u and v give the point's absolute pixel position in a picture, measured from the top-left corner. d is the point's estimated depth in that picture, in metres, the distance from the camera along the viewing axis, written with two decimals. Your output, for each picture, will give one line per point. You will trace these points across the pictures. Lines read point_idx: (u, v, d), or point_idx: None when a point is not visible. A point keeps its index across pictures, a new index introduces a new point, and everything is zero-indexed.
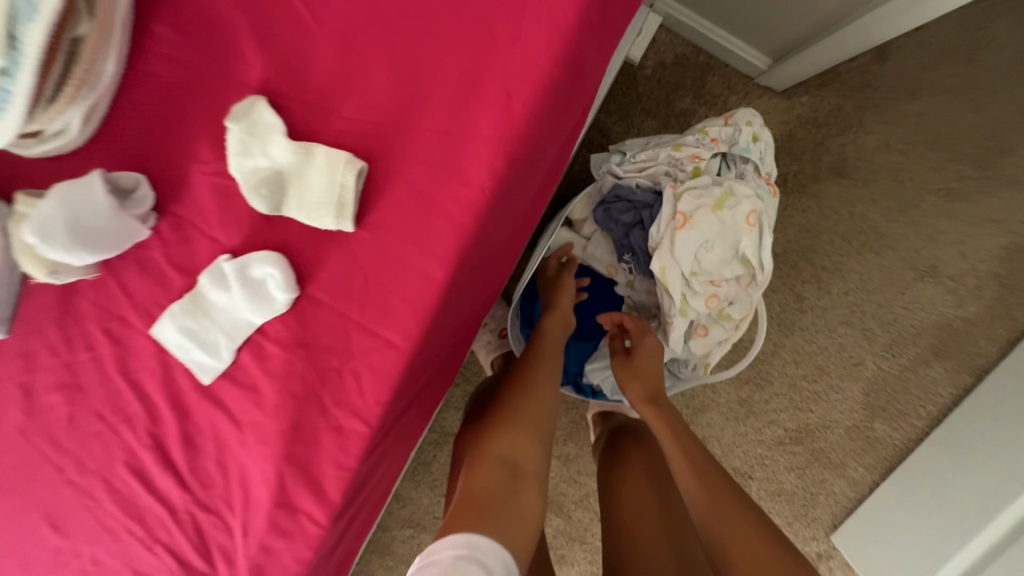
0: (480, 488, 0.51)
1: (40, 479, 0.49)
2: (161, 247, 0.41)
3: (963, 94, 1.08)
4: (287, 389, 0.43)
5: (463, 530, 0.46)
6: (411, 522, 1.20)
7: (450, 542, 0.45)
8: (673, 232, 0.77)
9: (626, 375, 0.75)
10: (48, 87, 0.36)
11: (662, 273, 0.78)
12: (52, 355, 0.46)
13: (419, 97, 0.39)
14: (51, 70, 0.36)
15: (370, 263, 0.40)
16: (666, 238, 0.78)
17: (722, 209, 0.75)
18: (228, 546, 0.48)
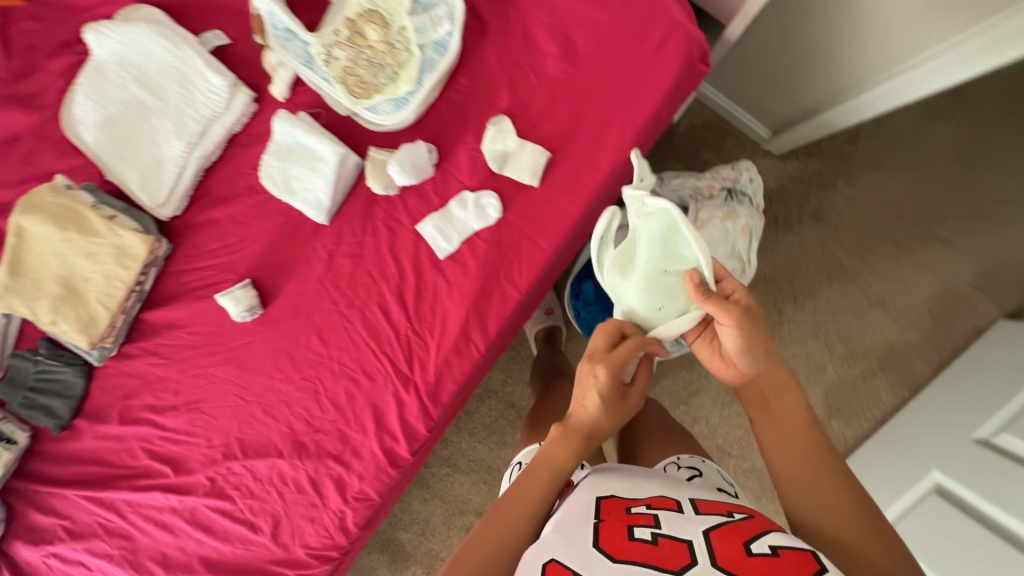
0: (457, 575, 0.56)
1: (323, 307, 0.87)
2: (433, 183, 0.80)
3: (913, 173, 1.48)
4: (483, 267, 0.81)
5: None
6: (449, 461, 1.56)
7: None
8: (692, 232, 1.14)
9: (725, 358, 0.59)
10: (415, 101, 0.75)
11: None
12: (351, 235, 0.84)
13: (580, 122, 0.76)
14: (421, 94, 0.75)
15: (541, 204, 0.79)
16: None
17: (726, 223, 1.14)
18: (424, 357, 0.85)
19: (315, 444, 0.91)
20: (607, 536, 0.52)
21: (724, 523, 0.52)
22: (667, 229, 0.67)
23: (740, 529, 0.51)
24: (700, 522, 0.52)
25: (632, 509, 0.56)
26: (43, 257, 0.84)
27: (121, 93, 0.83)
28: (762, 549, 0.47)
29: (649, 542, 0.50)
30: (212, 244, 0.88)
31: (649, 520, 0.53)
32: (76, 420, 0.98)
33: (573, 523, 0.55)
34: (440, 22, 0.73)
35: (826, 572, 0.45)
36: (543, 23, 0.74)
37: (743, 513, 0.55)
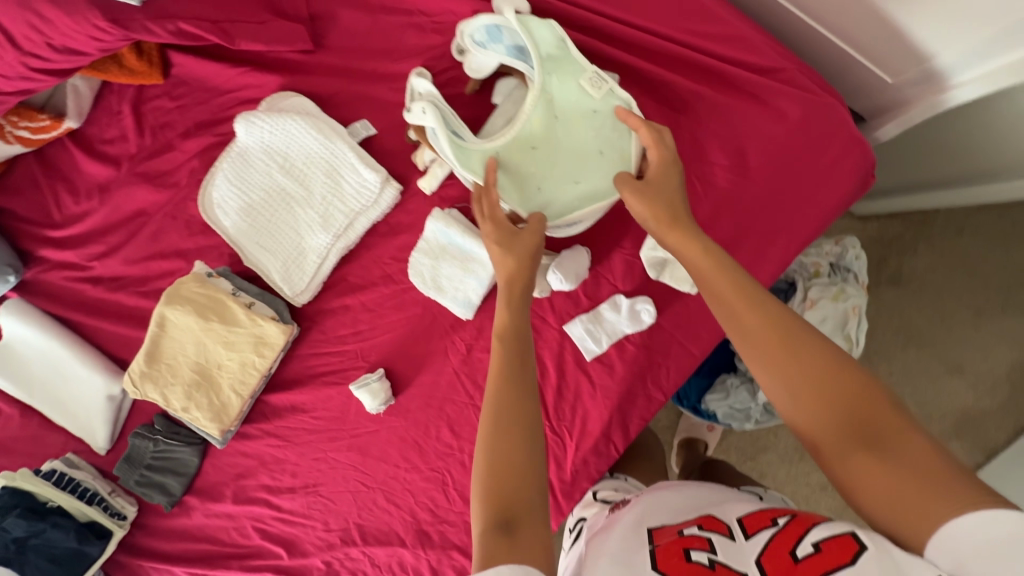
0: (496, 491, 0.46)
1: (455, 399, 0.85)
2: (585, 284, 0.79)
3: (995, 238, 1.42)
4: (631, 369, 0.80)
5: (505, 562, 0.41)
6: None
7: (498, 571, 0.41)
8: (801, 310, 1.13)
9: (639, 202, 0.59)
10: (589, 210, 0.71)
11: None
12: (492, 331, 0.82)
13: (745, 234, 0.75)
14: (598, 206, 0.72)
15: (695, 311, 0.78)
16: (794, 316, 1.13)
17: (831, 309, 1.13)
18: (561, 456, 0.84)
19: (440, 535, 0.89)
20: (664, 559, 0.47)
21: (775, 530, 0.45)
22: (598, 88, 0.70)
23: (787, 534, 0.44)
24: (744, 543, 0.46)
25: (684, 531, 0.50)
26: (179, 344, 0.83)
27: (266, 181, 0.82)
28: (805, 552, 0.42)
29: (706, 568, 0.44)
30: (342, 330, 0.87)
31: (705, 543, 0.46)
32: (186, 496, 0.96)
33: (626, 558, 0.50)
34: (627, 143, 0.70)
35: (868, 549, 0.40)
36: (714, 133, 0.73)
37: (787, 516, 0.47)
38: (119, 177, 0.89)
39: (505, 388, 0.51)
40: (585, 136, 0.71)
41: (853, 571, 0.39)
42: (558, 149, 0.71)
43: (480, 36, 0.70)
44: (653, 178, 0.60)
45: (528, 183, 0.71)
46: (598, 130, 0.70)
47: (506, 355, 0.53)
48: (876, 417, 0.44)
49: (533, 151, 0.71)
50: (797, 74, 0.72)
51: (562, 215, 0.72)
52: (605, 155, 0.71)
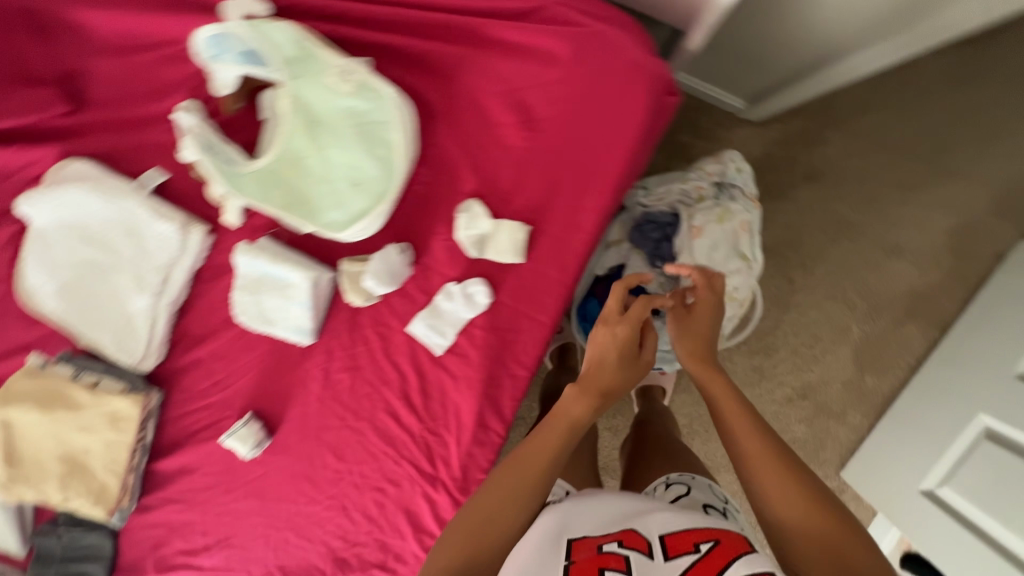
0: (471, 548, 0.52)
1: (330, 424, 0.84)
2: (414, 281, 0.75)
3: (896, 113, 1.50)
4: (485, 354, 0.77)
5: None
6: None
7: None
8: (688, 238, 1.10)
9: (680, 333, 0.76)
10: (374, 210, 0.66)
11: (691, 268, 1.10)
12: (343, 349, 0.80)
13: (554, 190, 0.71)
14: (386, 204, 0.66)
15: (530, 280, 0.74)
16: (682, 247, 1.11)
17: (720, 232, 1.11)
18: (445, 454, 0.82)
19: (357, 557, 0.88)
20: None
21: (695, 562, 0.52)
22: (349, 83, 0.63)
23: (704, 567, 0.51)
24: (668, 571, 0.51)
25: (603, 546, 0.55)
26: (38, 441, 0.81)
27: (74, 257, 0.79)
28: None
29: None
30: (203, 384, 0.85)
31: (620, 565, 0.52)
32: None
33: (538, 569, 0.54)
34: (389, 131, 0.64)
35: None
36: (492, 91, 0.68)
37: (708, 543, 0.54)
38: None
39: (514, 472, 0.58)
40: (350, 137, 0.65)
41: None
42: (328, 156, 0.66)
43: (211, 50, 0.63)
44: (693, 313, 0.77)
45: (306, 199, 0.68)
46: (359, 127, 0.64)
47: (536, 445, 0.61)
48: (847, 548, 0.54)
49: (302, 165, 0.67)
50: (559, 7, 0.66)
51: (351, 222, 0.67)
52: (375, 152, 0.65)
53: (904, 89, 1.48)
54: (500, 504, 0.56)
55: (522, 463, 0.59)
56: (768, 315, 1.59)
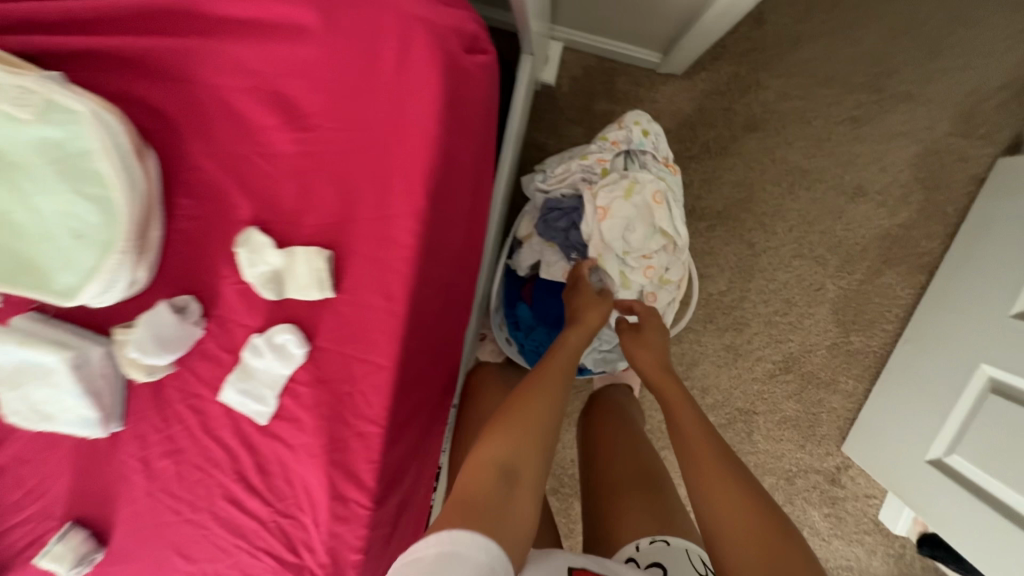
0: (473, 493, 0.56)
1: (167, 521, 0.69)
2: (212, 339, 0.60)
3: (834, 39, 1.32)
4: (320, 414, 0.62)
5: (451, 529, 0.50)
6: None
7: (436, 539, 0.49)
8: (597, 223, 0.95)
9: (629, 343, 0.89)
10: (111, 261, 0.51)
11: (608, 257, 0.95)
12: (156, 432, 0.65)
13: (352, 198, 0.55)
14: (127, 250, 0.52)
15: (352, 315, 0.59)
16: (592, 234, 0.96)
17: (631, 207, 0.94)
18: (307, 538, 0.67)
19: None
20: None
21: None
22: (34, 105, 0.49)
23: None
24: None
25: None
26: None
27: None
28: None
29: None
30: (14, 496, 0.70)
31: None
32: None
33: None
34: (98, 161, 0.50)
35: None
36: (243, 88, 0.54)
37: None
38: None
39: (511, 427, 0.65)
40: (57, 172, 0.51)
41: None
42: (38, 205, 0.52)
43: None
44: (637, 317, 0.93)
45: (21, 262, 0.52)
46: (67, 158, 0.50)
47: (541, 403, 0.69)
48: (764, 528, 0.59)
49: (11, 221, 0.52)
50: None
51: (84, 280, 0.52)
52: (93, 187, 0.51)
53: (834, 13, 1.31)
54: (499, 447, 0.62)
55: (520, 431, 0.64)
56: (731, 287, 1.41)
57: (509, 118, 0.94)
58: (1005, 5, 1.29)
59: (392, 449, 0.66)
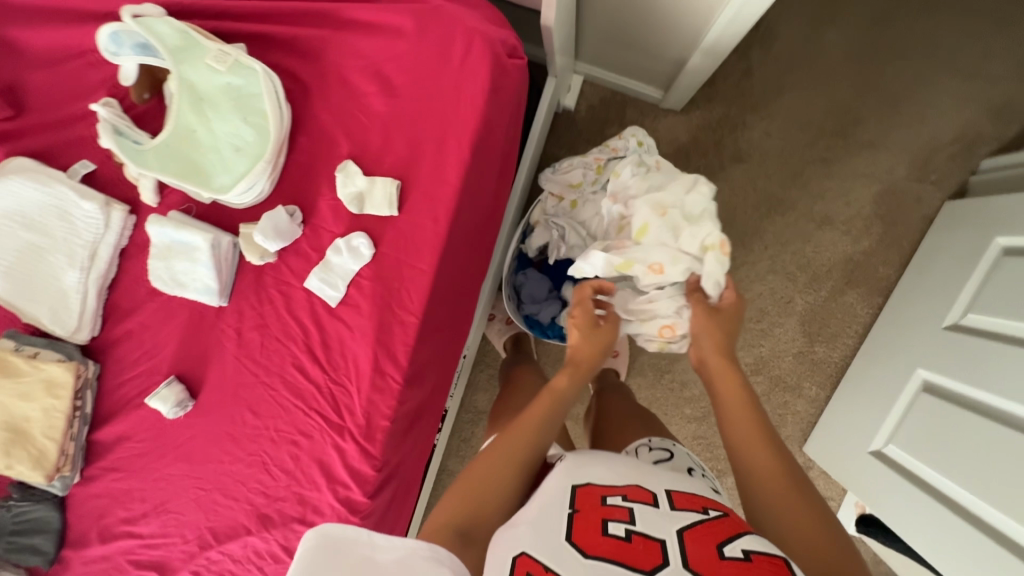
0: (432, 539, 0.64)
1: (245, 382, 0.91)
2: (306, 239, 0.84)
3: (810, 91, 1.57)
4: (374, 303, 0.85)
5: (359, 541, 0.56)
6: None
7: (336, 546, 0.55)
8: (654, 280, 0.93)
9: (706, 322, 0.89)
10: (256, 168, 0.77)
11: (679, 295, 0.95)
12: (251, 309, 0.88)
13: (419, 146, 0.80)
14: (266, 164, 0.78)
15: (408, 231, 0.82)
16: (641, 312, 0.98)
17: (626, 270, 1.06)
18: (350, 404, 0.89)
19: (278, 513, 0.94)
20: (584, 527, 0.59)
21: (701, 524, 0.59)
22: (229, 65, 0.77)
23: (715, 531, 0.58)
24: (676, 520, 0.59)
25: (608, 500, 0.62)
26: None
27: (14, 241, 0.90)
28: (735, 553, 0.55)
29: (622, 538, 0.57)
30: (133, 354, 0.93)
31: (624, 515, 0.60)
32: (62, 551, 1.02)
33: (548, 516, 0.61)
34: (263, 101, 0.78)
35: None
36: (356, 67, 0.80)
37: (715, 510, 0.62)
38: None
39: (487, 482, 0.71)
40: (232, 110, 0.78)
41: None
42: (215, 128, 0.79)
43: (111, 47, 0.78)
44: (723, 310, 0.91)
45: (194, 164, 0.79)
46: (240, 101, 0.78)
47: (511, 453, 0.75)
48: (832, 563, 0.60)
49: (193, 137, 0.79)
50: None
51: (235, 180, 0.78)
52: (253, 120, 0.78)
53: (811, 70, 1.57)
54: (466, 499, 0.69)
55: (485, 488, 0.71)
56: None
57: (533, 120, 1.21)
58: (955, 74, 1.54)
59: (424, 340, 0.88)
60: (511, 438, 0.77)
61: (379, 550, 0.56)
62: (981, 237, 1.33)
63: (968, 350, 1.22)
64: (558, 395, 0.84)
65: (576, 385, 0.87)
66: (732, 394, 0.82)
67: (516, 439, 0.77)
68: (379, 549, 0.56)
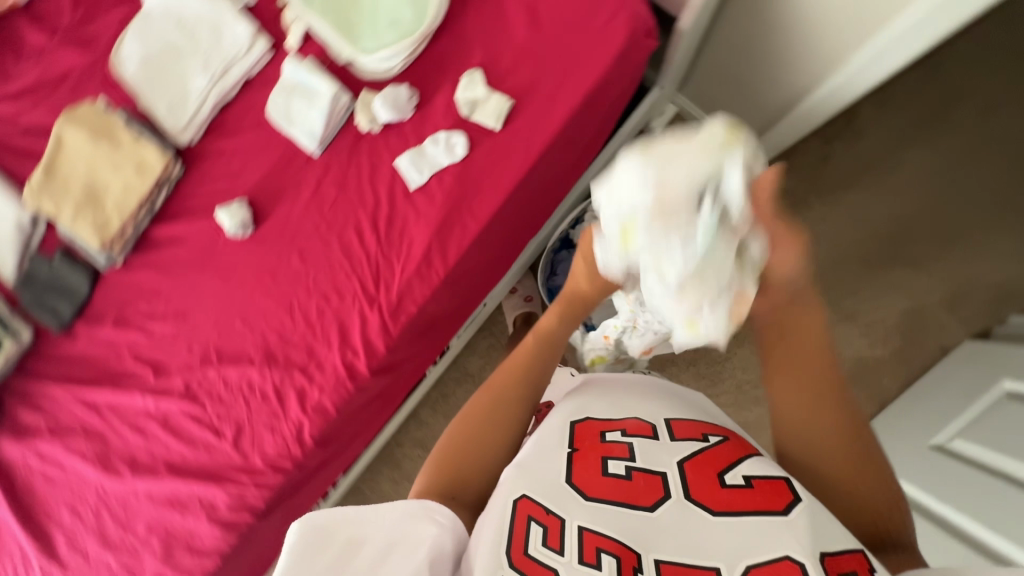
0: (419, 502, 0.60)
1: (305, 229, 0.98)
2: (413, 123, 0.93)
3: (877, 195, 1.66)
4: (448, 198, 0.92)
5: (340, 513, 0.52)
6: (422, 442, 1.76)
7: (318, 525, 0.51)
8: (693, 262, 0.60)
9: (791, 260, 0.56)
10: (402, 47, 0.91)
11: (734, 261, 0.55)
12: (338, 167, 0.96)
13: (540, 79, 0.90)
14: (410, 47, 0.92)
15: (502, 146, 0.91)
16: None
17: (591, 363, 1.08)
18: (390, 280, 0.95)
19: (285, 355, 1.00)
20: (584, 465, 0.57)
21: (700, 453, 0.58)
22: None
23: (713, 458, 0.57)
24: (674, 451, 0.58)
25: (607, 435, 0.60)
26: (73, 165, 1.01)
27: (163, 37, 1.01)
28: (737, 481, 0.54)
29: (625, 478, 0.56)
30: (217, 169, 1.01)
31: (624, 451, 0.58)
32: (77, 321, 1.08)
33: (547, 453, 0.59)
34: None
35: (800, 499, 0.52)
36: None
37: (716, 434, 0.61)
38: (52, 44, 1.07)
39: (466, 450, 0.65)
40: None
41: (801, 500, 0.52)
42: (381, 6, 0.94)
43: None
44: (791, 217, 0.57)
45: (353, 29, 0.94)
46: None
47: (484, 416, 0.68)
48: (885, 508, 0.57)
49: (361, 8, 0.95)
50: None
51: (380, 49, 0.92)
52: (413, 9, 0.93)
53: (886, 178, 1.66)
54: (453, 459, 0.64)
55: (466, 454, 0.65)
56: None
57: (628, 118, 1.33)
58: (1016, 229, 1.60)
59: (478, 249, 0.94)
60: (483, 401, 0.70)
61: (364, 523, 0.52)
62: (987, 376, 1.38)
63: (945, 470, 1.25)
64: (549, 336, 0.77)
65: (567, 323, 0.78)
66: (803, 350, 0.59)
67: (486, 403, 0.70)
68: (361, 523, 0.52)
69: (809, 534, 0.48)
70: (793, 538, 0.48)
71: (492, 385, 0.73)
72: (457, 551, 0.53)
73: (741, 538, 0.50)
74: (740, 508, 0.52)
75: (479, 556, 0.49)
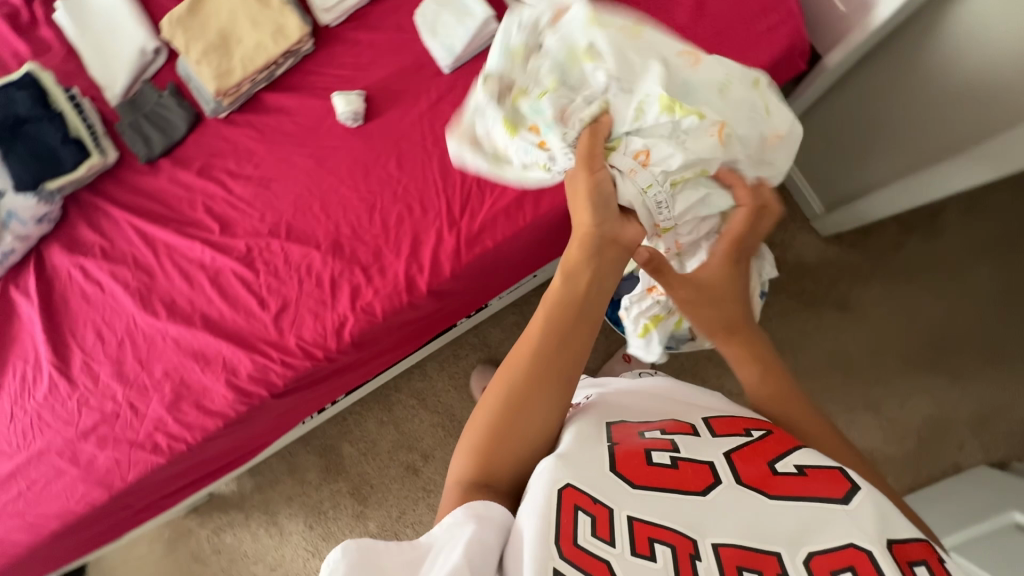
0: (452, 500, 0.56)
1: (411, 137, 1.01)
2: None
3: (937, 292, 1.58)
4: None
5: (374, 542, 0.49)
6: (417, 395, 1.72)
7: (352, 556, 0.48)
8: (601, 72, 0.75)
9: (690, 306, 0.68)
10: None
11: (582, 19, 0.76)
12: (463, 88, 1.00)
13: None
14: None
15: None
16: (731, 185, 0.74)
17: (646, 334, 0.91)
18: (476, 208, 0.97)
19: (351, 249, 1.01)
20: (626, 457, 0.55)
21: (745, 445, 0.57)
22: None
23: (761, 449, 0.57)
24: (720, 444, 0.57)
25: (646, 434, 0.59)
26: (217, 12, 1.05)
27: None
28: (791, 468, 0.54)
29: (671, 466, 0.54)
30: (346, 58, 1.05)
31: (666, 445, 0.57)
32: (162, 159, 1.11)
33: (587, 442, 0.57)
34: None
35: (859, 486, 0.52)
36: None
37: (761, 429, 0.60)
38: None
39: (488, 438, 0.57)
40: None
41: (859, 490, 0.51)
42: None
43: None
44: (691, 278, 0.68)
45: None
46: None
47: (500, 403, 0.58)
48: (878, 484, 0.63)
49: None
50: None
51: None
52: None
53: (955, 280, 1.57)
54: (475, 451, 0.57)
55: (490, 445, 0.57)
56: None
57: None
58: None
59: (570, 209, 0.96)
60: (495, 387, 0.59)
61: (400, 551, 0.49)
62: (1002, 501, 1.29)
63: None
64: (565, 305, 0.61)
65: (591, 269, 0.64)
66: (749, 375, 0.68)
67: (499, 387, 0.59)
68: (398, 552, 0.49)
69: (874, 522, 0.48)
70: (856, 525, 0.48)
71: (508, 361, 0.61)
72: (502, 544, 0.51)
73: (798, 523, 0.49)
74: (796, 493, 0.52)
75: (526, 550, 0.46)
